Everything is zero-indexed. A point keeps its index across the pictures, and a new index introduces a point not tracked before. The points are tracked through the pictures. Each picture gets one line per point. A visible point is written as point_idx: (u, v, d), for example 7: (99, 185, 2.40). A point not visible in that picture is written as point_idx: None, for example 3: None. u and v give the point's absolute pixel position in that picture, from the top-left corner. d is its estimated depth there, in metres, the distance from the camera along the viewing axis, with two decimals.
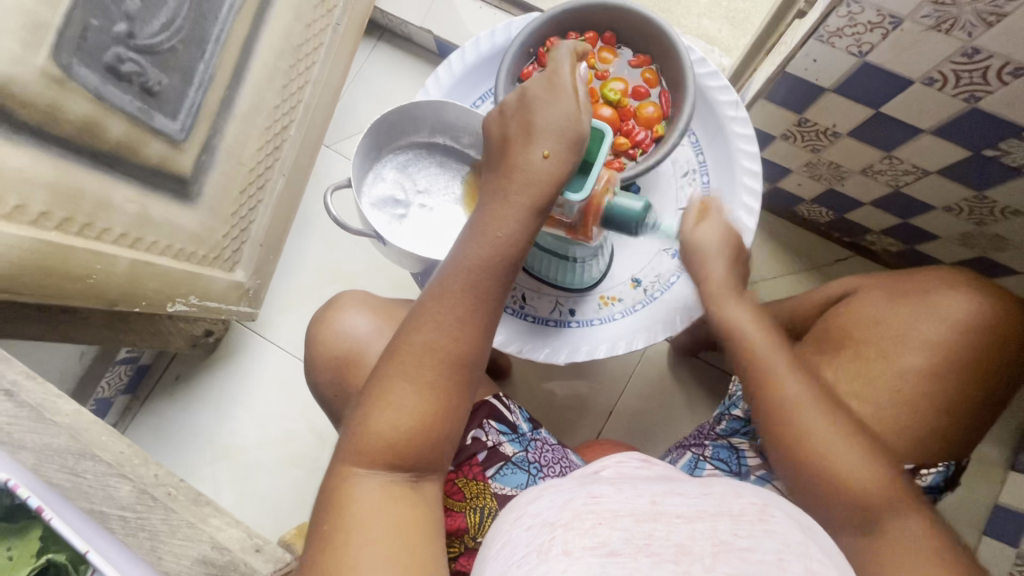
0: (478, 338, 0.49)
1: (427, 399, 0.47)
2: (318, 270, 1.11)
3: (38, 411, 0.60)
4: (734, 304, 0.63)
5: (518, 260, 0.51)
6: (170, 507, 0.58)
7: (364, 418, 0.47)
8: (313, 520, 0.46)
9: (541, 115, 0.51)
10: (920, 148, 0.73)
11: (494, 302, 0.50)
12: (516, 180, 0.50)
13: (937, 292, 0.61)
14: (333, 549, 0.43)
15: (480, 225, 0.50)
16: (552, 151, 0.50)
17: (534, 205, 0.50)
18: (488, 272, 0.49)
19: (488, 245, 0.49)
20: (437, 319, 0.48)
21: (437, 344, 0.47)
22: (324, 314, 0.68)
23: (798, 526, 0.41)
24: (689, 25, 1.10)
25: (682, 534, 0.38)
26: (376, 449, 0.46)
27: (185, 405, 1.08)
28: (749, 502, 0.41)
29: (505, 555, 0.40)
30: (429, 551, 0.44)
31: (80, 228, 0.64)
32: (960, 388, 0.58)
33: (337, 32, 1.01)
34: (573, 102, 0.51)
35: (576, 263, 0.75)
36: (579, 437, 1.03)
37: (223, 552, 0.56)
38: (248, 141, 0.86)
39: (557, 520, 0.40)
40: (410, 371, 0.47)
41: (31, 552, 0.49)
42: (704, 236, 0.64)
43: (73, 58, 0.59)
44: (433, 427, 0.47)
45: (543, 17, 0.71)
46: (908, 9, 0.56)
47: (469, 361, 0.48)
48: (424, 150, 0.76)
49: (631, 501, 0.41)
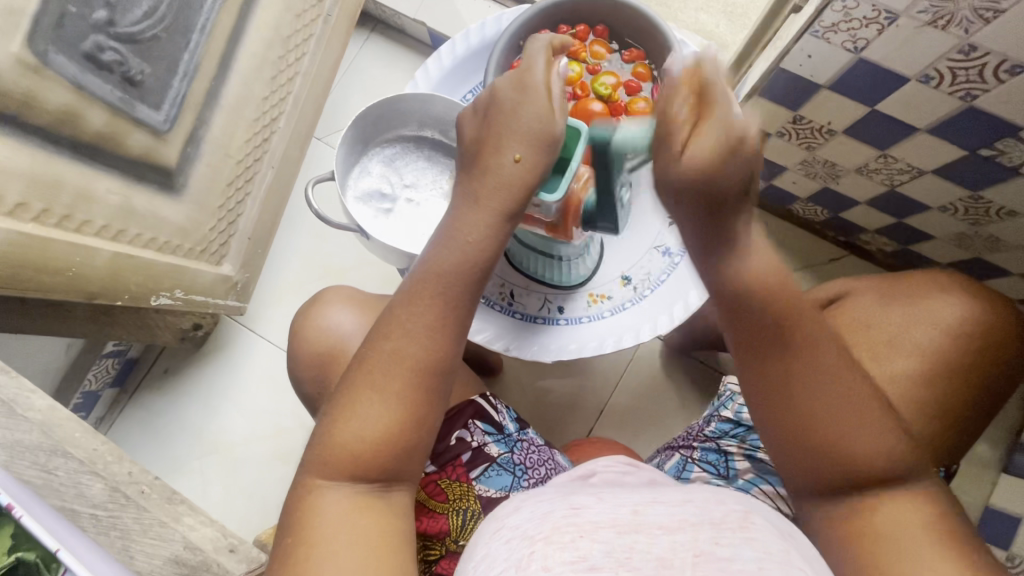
0: (447, 347, 0.47)
1: (393, 409, 0.46)
2: (308, 264, 1.10)
3: (13, 406, 0.59)
4: (760, 259, 0.49)
5: (489, 266, 0.50)
6: (142, 506, 0.58)
7: (330, 428, 0.46)
8: (281, 529, 0.46)
9: (514, 117, 0.49)
10: (916, 147, 0.71)
11: (463, 310, 0.48)
12: (487, 185, 0.49)
13: (928, 299, 0.59)
14: (296, 561, 0.42)
15: (449, 231, 0.49)
16: (524, 154, 0.49)
17: (504, 210, 0.49)
18: (457, 280, 0.48)
19: (457, 252, 0.48)
20: (404, 328, 0.47)
21: (402, 353, 0.46)
22: (306, 310, 0.67)
23: (777, 531, 0.42)
24: (686, 19, 1.08)
25: (663, 546, 0.38)
26: (341, 460, 0.45)
27: (172, 399, 1.07)
28: (730, 510, 0.42)
29: (482, 569, 0.39)
30: (395, 565, 0.43)
31: (59, 220, 0.63)
32: (947, 393, 0.57)
33: (328, 23, 1.00)
34: (545, 103, 0.49)
35: (563, 260, 0.75)
36: (569, 435, 1.02)
37: (196, 552, 0.56)
38: (235, 132, 0.84)
39: (537, 533, 0.39)
40: (375, 381, 0.46)
41: (1, 550, 0.46)
42: (706, 151, 0.46)
43: (50, 45, 0.58)
44: (400, 438, 0.46)
45: (533, 10, 0.70)
46: (904, 5, 0.55)
47: (437, 371, 0.47)
48: (412, 144, 0.75)
49: (613, 512, 0.41)
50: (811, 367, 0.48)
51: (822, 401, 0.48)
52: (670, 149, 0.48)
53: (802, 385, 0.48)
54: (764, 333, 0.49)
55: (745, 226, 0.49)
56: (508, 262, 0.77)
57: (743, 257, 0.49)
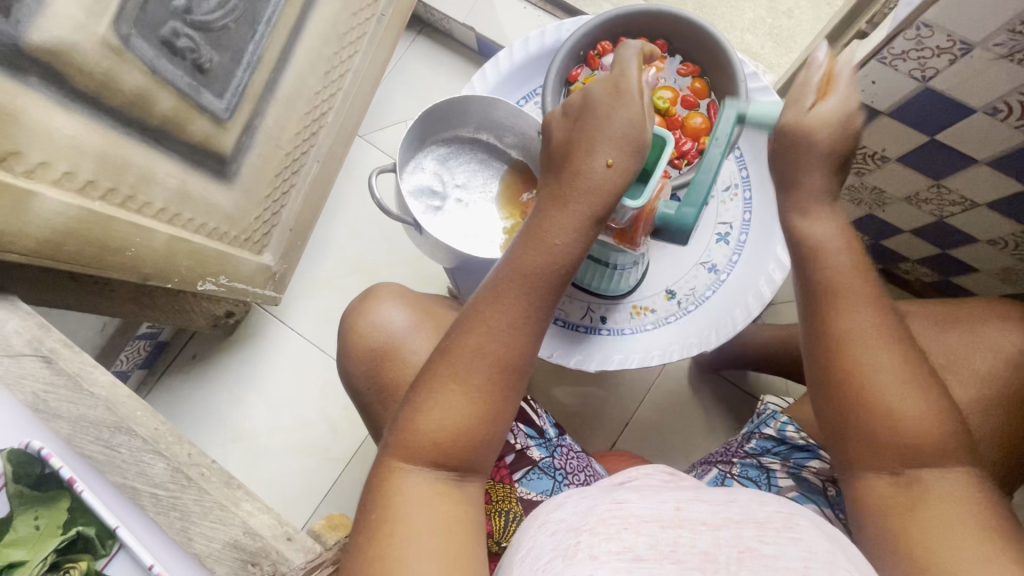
0: (529, 345, 0.48)
1: (478, 401, 0.46)
2: (343, 258, 1.10)
3: (77, 380, 0.61)
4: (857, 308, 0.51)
5: (575, 268, 0.50)
6: (202, 488, 0.59)
7: (411, 415, 0.46)
8: (359, 511, 0.46)
9: (606, 123, 0.50)
10: (972, 178, 0.71)
11: (545, 310, 0.49)
12: (577, 188, 0.49)
13: (984, 324, 0.59)
14: (379, 539, 0.42)
15: (536, 229, 0.49)
16: (616, 159, 0.49)
17: (594, 213, 0.49)
18: (545, 280, 0.48)
19: (545, 251, 0.48)
20: (491, 323, 0.47)
21: (487, 348, 0.46)
22: (358, 306, 0.67)
23: (824, 533, 0.41)
24: (732, 39, 1.09)
25: (706, 541, 0.39)
26: (421, 448, 0.45)
27: (200, 384, 1.08)
28: (774, 510, 0.42)
29: (528, 560, 0.40)
30: (474, 555, 0.43)
31: (123, 200, 0.64)
32: (1007, 421, 0.57)
33: (381, 23, 1.01)
34: (638, 109, 0.50)
35: (615, 269, 0.72)
36: (593, 445, 1.02)
37: (255, 538, 0.57)
38: (288, 125, 0.85)
39: (582, 524, 0.39)
40: (461, 375, 0.46)
41: (57, 523, 0.53)
42: (818, 242, 0.54)
43: (132, 29, 0.58)
44: (483, 431, 0.46)
45: (597, 21, 0.71)
46: (981, 36, 0.55)
47: (520, 366, 0.47)
48: (466, 145, 0.76)
49: (656, 508, 0.41)
50: (860, 323, 0.50)
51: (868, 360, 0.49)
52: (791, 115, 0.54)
53: (851, 351, 0.50)
54: (812, 289, 0.53)
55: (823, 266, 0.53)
56: None
57: (810, 221, 0.54)
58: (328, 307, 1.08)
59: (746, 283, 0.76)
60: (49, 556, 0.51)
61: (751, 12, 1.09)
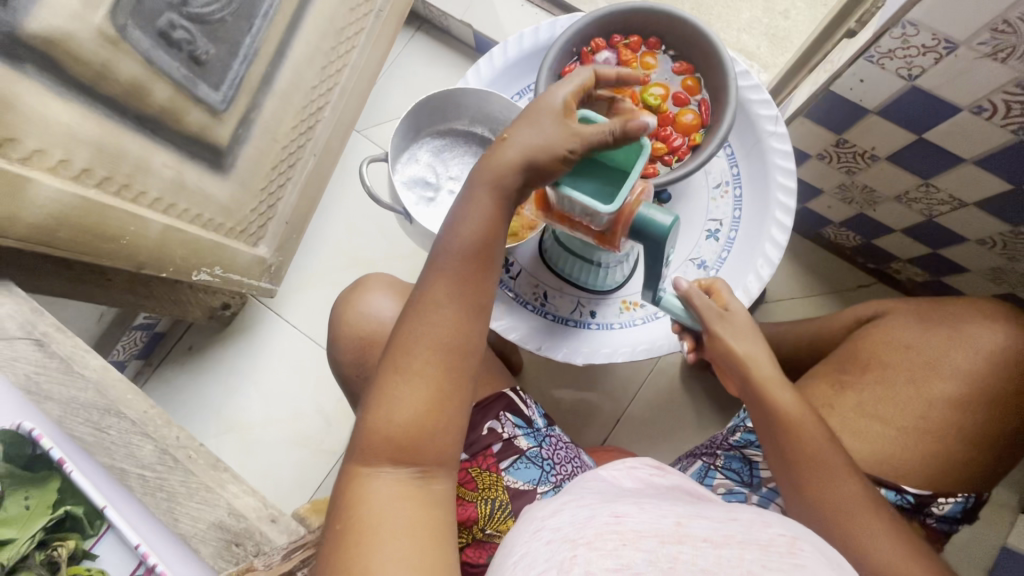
0: (461, 326, 0.48)
1: (422, 392, 0.47)
2: (338, 253, 1.11)
3: (70, 363, 0.63)
4: (783, 398, 0.57)
5: (495, 249, 0.51)
6: (189, 470, 0.61)
7: (366, 416, 0.47)
8: (330, 515, 0.47)
9: (520, 124, 0.51)
10: (960, 177, 0.72)
11: (474, 292, 0.49)
12: (490, 171, 0.50)
13: (969, 323, 0.60)
14: (345, 546, 0.43)
15: (454, 220, 0.51)
16: (511, 134, 0.51)
17: (501, 191, 0.50)
18: (469, 265, 0.50)
19: (464, 239, 0.50)
20: (425, 316, 0.48)
21: (419, 334, 0.48)
22: (348, 295, 0.68)
23: (827, 561, 0.39)
24: (729, 39, 1.09)
25: (709, 559, 0.38)
26: (379, 447, 0.46)
27: (195, 375, 1.09)
28: (776, 533, 0.41)
29: (521, 567, 0.40)
30: (438, 560, 0.42)
31: (118, 188, 0.65)
32: (987, 417, 0.57)
33: (379, 19, 1.02)
34: (548, 93, 0.52)
35: (600, 267, 0.74)
36: (584, 441, 1.02)
37: (238, 519, 0.59)
38: (284, 118, 0.86)
39: (579, 538, 0.40)
40: (402, 370, 0.47)
41: (47, 503, 0.56)
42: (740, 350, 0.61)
43: (128, 20, 0.59)
44: (434, 420, 0.47)
45: (589, 18, 0.71)
46: (966, 35, 0.56)
47: (454, 348, 0.48)
48: (461, 139, 0.77)
49: (656, 523, 0.41)
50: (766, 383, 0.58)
51: (830, 475, 0.54)
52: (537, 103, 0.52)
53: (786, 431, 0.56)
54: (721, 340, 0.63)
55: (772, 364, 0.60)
56: (546, 262, 0.79)
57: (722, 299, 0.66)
58: (324, 300, 1.09)
59: (734, 279, 0.76)
60: (37, 534, 0.54)
61: (747, 12, 1.10)
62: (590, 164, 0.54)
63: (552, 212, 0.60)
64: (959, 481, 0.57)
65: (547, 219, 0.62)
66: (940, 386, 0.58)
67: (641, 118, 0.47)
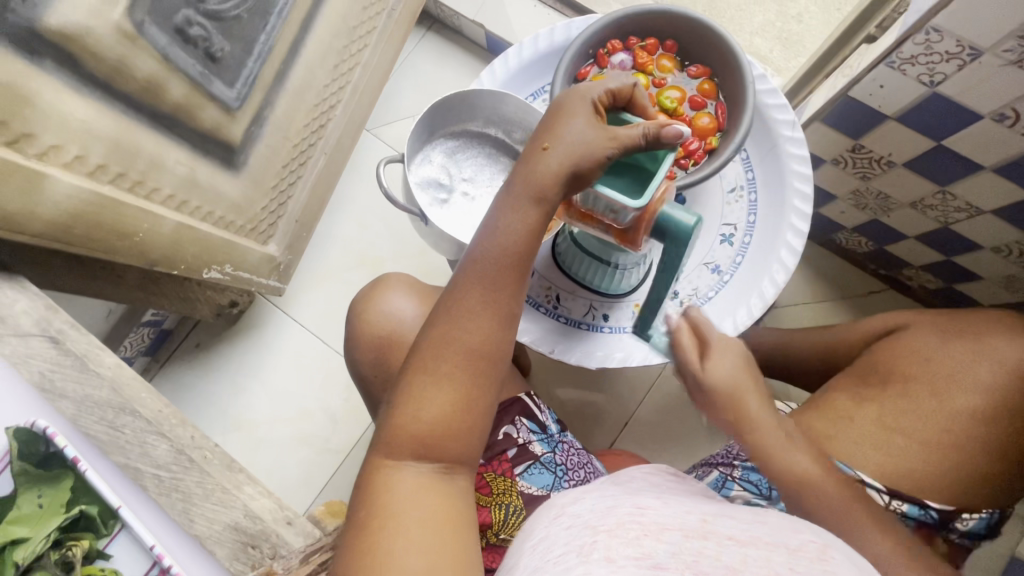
0: (494, 333, 0.48)
1: (450, 394, 0.46)
2: (346, 251, 1.11)
3: (84, 360, 0.64)
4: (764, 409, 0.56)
5: (531, 256, 0.51)
6: (205, 471, 0.61)
7: (394, 410, 0.47)
8: (351, 506, 0.46)
9: (560, 132, 0.51)
10: (979, 185, 0.71)
11: (508, 301, 0.49)
12: (527, 177, 0.50)
13: (987, 334, 0.60)
14: (368, 533, 0.43)
15: (495, 225, 0.50)
16: (551, 142, 0.51)
17: (539, 194, 0.50)
18: (507, 272, 0.49)
19: (504, 245, 0.49)
20: (459, 319, 0.48)
21: (453, 340, 0.47)
22: (369, 293, 0.68)
23: (859, 569, 0.38)
24: (742, 42, 1.09)
25: (732, 556, 0.37)
26: (403, 442, 0.46)
27: (201, 373, 1.08)
28: (807, 538, 0.39)
29: (540, 549, 0.41)
30: (463, 551, 0.43)
31: (131, 185, 0.64)
32: (1011, 432, 0.57)
33: (391, 18, 1.01)
34: (579, 98, 0.53)
35: (616, 269, 0.74)
36: (592, 444, 1.02)
37: (255, 521, 0.59)
38: (296, 116, 0.86)
39: (600, 525, 0.40)
40: (433, 369, 0.47)
41: (60, 502, 0.55)
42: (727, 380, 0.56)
43: (146, 16, 0.59)
44: (460, 421, 0.46)
45: (605, 19, 0.71)
46: (991, 42, 0.56)
47: (485, 353, 0.47)
48: (475, 140, 0.76)
49: (679, 517, 0.41)
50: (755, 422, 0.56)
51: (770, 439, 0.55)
52: (570, 107, 0.53)
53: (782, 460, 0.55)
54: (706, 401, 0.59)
55: (761, 408, 0.56)
56: (558, 265, 0.79)
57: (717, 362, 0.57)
58: (332, 299, 1.09)
59: (747, 286, 0.76)
60: (52, 534, 0.54)
61: (760, 15, 1.09)
62: (619, 164, 0.56)
63: (575, 212, 0.60)
64: (981, 497, 0.57)
65: (570, 220, 0.62)
66: (961, 400, 0.58)
67: (675, 126, 0.50)
